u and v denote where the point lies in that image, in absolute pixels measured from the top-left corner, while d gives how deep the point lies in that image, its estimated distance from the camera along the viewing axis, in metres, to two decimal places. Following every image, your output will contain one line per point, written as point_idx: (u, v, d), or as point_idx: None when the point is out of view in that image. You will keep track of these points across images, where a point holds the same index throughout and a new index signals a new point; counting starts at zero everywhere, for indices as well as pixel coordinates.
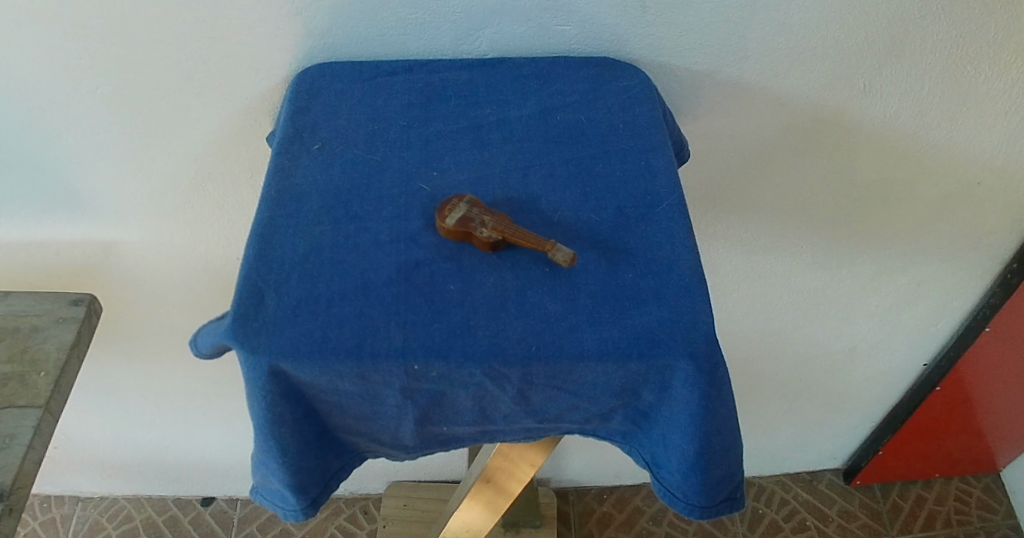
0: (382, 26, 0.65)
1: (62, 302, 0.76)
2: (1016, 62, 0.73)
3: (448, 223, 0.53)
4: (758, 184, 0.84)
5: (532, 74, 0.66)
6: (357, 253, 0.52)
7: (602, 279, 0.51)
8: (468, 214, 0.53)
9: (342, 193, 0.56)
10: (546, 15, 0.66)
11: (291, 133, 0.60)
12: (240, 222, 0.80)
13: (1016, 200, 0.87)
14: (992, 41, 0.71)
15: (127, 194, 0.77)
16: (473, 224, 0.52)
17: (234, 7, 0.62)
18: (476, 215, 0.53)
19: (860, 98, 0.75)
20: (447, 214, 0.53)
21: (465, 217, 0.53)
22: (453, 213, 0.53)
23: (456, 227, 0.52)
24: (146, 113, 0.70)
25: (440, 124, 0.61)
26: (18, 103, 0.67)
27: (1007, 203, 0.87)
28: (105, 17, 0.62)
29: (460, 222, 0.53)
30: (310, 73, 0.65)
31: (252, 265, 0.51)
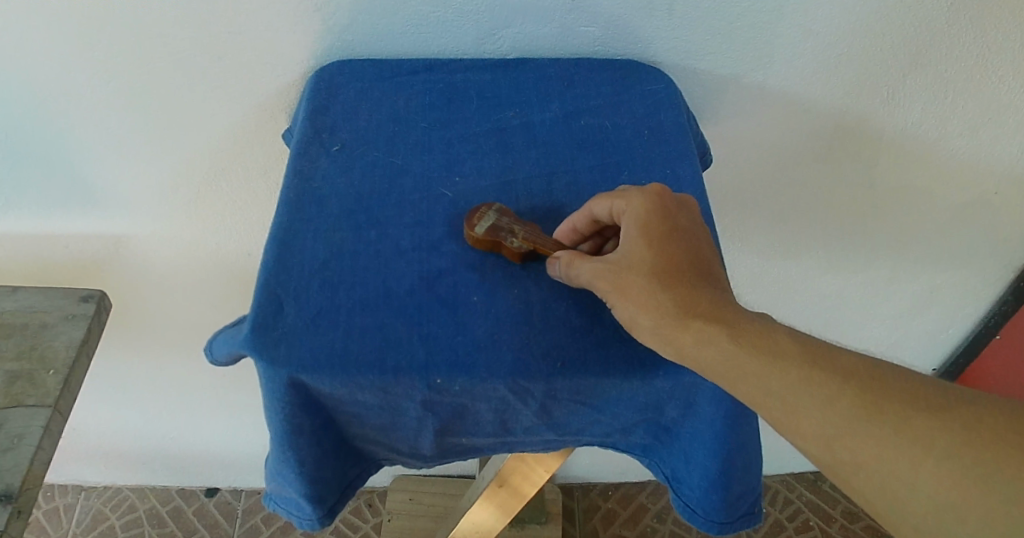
0: (405, 24, 0.64)
1: (72, 299, 0.75)
2: None
3: (477, 231, 0.51)
4: (777, 188, 0.83)
5: (555, 77, 0.64)
6: (378, 261, 0.51)
7: None
8: (497, 223, 0.51)
9: (362, 198, 0.54)
10: (571, 15, 0.65)
11: (310, 134, 0.58)
12: (254, 218, 0.79)
13: None
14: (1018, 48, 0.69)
15: (140, 187, 0.76)
16: (503, 234, 0.51)
17: (252, 4, 0.61)
18: (505, 225, 0.51)
19: (884, 105, 0.74)
20: (476, 222, 0.52)
21: (494, 226, 0.51)
22: (481, 222, 0.52)
23: (485, 235, 0.51)
24: (158, 108, 0.68)
25: (461, 127, 0.60)
26: (29, 94, 0.66)
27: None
28: (118, 11, 0.60)
29: (488, 229, 0.51)
30: (327, 71, 0.64)
31: (270, 273, 0.50)
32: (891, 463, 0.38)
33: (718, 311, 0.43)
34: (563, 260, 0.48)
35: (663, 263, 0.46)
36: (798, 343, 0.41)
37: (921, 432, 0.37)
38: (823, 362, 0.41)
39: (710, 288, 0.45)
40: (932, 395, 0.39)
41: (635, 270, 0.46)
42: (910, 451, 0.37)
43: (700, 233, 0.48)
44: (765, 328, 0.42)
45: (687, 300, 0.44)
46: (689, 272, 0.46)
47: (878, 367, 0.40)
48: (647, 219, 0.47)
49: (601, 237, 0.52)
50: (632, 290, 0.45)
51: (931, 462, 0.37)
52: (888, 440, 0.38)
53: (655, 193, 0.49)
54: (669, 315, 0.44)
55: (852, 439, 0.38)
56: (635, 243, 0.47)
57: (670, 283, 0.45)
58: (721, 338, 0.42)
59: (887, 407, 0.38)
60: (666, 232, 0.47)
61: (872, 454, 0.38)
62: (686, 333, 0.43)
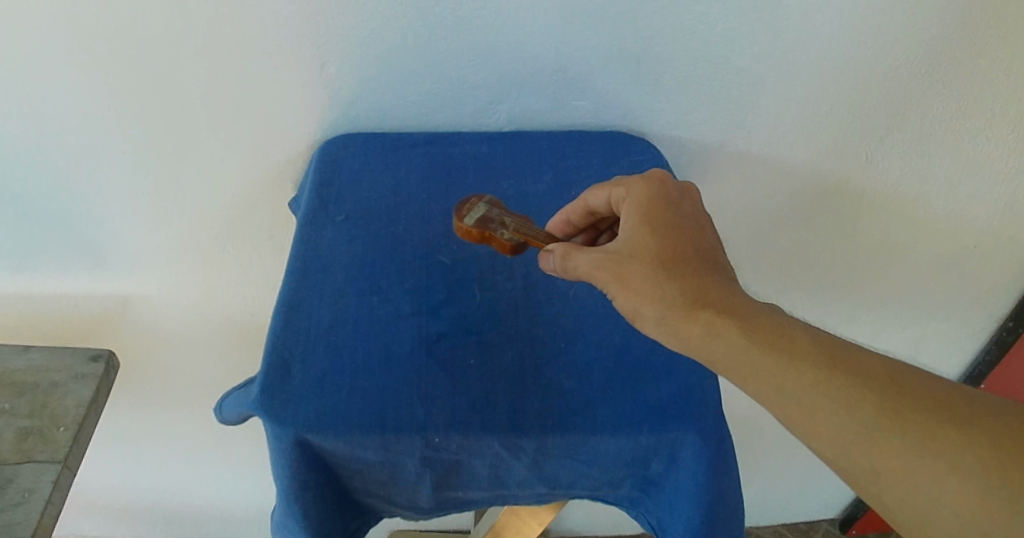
0: (406, 98, 0.68)
1: (81, 359, 0.77)
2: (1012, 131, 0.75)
3: (467, 223, 0.55)
4: (759, 248, 0.87)
5: (547, 148, 0.68)
6: (379, 325, 0.54)
7: (615, 355, 0.54)
8: (486, 216, 0.55)
9: (365, 265, 0.58)
10: (563, 91, 0.69)
11: (317, 203, 0.62)
12: (259, 279, 0.83)
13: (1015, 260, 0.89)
14: (991, 111, 0.73)
15: (151, 249, 0.79)
16: (492, 227, 0.55)
17: (265, 82, 0.65)
18: (493, 219, 0.55)
19: (865, 167, 0.78)
20: (466, 215, 0.55)
21: (483, 219, 0.55)
22: (471, 215, 0.56)
23: (476, 227, 0.54)
24: (173, 175, 0.72)
25: (459, 196, 0.64)
26: (51, 161, 0.69)
27: (1005, 263, 0.89)
28: (140, 87, 0.65)
29: (478, 222, 0.55)
30: (334, 143, 0.68)
31: (278, 337, 0.53)
32: (921, 480, 0.37)
33: (733, 305, 0.44)
34: (558, 252, 0.51)
35: (667, 252, 0.48)
36: (821, 345, 0.42)
37: (953, 447, 0.37)
38: (846, 365, 0.41)
39: (718, 278, 0.47)
40: (957, 406, 0.38)
41: (639, 256, 0.48)
42: (942, 467, 0.37)
43: (702, 222, 0.50)
44: (785, 329, 0.43)
45: (691, 290, 0.45)
46: (696, 261, 0.47)
47: (904, 376, 0.40)
48: (649, 205, 0.50)
49: (596, 229, 0.57)
50: (635, 278, 0.47)
51: (963, 480, 0.36)
52: (912, 454, 0.37)
53: (655, 183, 0.52)
54: (678, 306, 0.45)
55: (874, 450, 0.38)
56: (638, 233, 0.49)
57: (675, 274, 0.46)
58: (736, 335, 0.43)
59: (915, 418, 0.38)
60: (668, 221, 0.49)
61: (901, 470, 0.38)
62: (696, 325, 0.44)
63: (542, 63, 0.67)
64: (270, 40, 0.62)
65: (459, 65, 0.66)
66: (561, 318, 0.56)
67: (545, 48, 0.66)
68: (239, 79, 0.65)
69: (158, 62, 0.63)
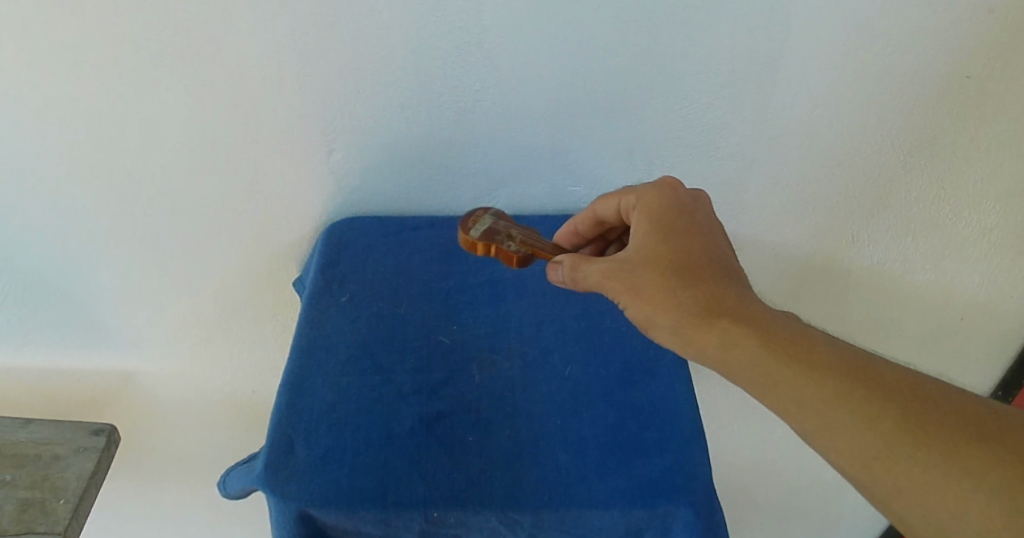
0: (410, 184, 0.72)
1: (84, 431, 0.78)
2: (994, 210, 0.78)
3: (473, 237, 0.59)
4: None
5: (543, 231, 0.72)
6: (382, 403, 0.56)
7: (610, 431, 0.56)
8: (491, 230, 0.60)
9: (368, 345, 0.60)
10: (558, 177, 0.74)
11: (322, 284, 0.65)
12: (262, 355, 0.85)
13: (1005, 332, 0.90)
14: (971, 192, 0.76)
15: (156, 328, 0.81)
16: (498, 239, 0.59)
17: (275, 171, 0.70)
18: (498, 232, 0.60)
19: (849, 246, 0.82)
20: (472, 230, 0.60)
21: (488, 233, 0.59)
22: (477, 229, 0.60)
23: (482, 239, 0.59)
24: (183, 256, 0.76)
25: (459, 279, 0.67)
26: (68, 245, 0.73)
27: (995, 336, 0.91)
28: (158, 174, 0.69)
29: (483, 235, 0.60)
30: (338, 225, 0.71)
31: (282, 414, 0.55)
32: (937, 492, 0.42)
33: (747, 315, 0.49)
34: (566, 265, 0.55)
35: (679, 259, 0.52)
36: (834, 358, 0.47)
37: (966, 463, 0.42)
38: (860, 379, 0.46)
39: (730, 285, 0.51)
40: (960, 420, 0.44)
41: (653, 265, 0.52)
42: (957, 483, 0.42)
43: (711, 229, 0.56)
44: (800, 341, 0.48)
45: (703, 297, 0.50)
46: (708, 268, 0.52)
47: (913, 389, 0.45)
48: (660, 216, 0.55)
49: (604, 240, 0.63)
50: (648, 287, 0.51)
51: (980, 496, 0.41)
52: (927, 469, 0.43)
53: (664, 193, 0.57)
54: (694, 314, 0.50)
55: (897, 468, 0.43)
56: (650, 242, 0.54)
57: (689, 282, 0.51)
58: (754, 347, 0.48)
59: (928, 434, 0.43)
60: (677, 229, 0.54)
61: (917, 482, 0.43)
62: (713, 334, 0.49)
63: (539, 151, 0.71)
64: (281, 128, 0.67)
65: (460, 153, 0.71)
66: (557, 397, 0.58)
67: (541, 138, 0.70)
68: (251, 167, 0.69)
69: (176, 154, 0.67)
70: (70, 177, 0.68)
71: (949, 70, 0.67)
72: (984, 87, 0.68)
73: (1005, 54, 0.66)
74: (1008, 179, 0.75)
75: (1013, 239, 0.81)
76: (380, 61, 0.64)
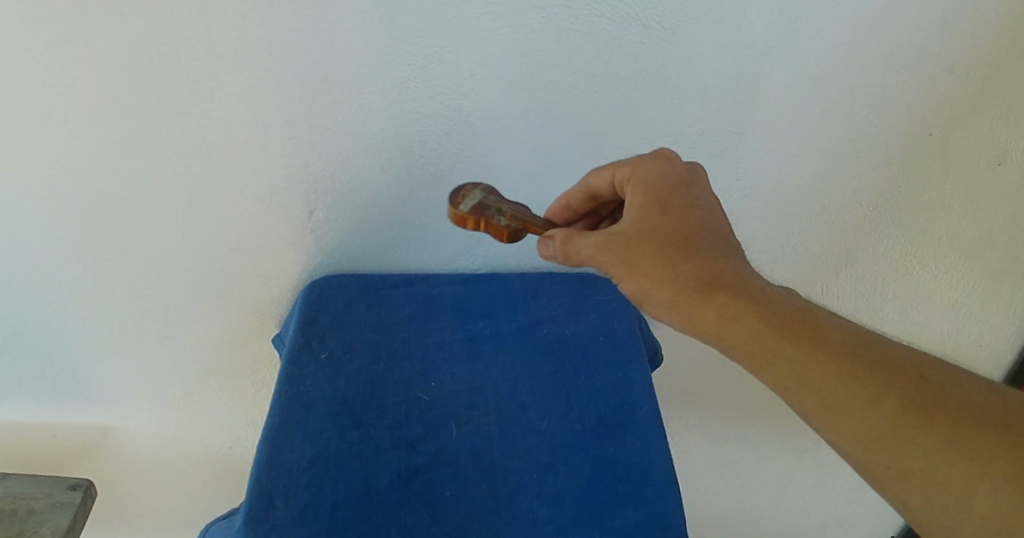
0: (390, 242, 0.73)
1: (61, 486, 0.78)
2: (961, 259, 0.80)
3: (462, 211, 0.61)
4: (722, 380, 0.92)
5: (520, 288, 0.74)
6: (360, 459, 0.57)
7: (585, 484, 0.58)
8: (480, 205, 0.61)
9: (347, 401, 0.62)
10: (534, 235, 0.75)
11: (302, 341, 0.66)
12: (242, 409, 0.85)
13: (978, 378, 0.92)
14: (938, 243, 0.79)
15: (135, 385, 0.81)
16: (488, 213, 0.61)
17: (256, 232, 0.70)
18: (487, 207, 0.62)
19: (820, 299, 0.85)
20: (461, 204, 0.62)
21: (478, 208, 0.61)
22: (466, 204, 0.62)
23: (472, 214, 0.61)
24: (159, 316, 0.75)
25: (438, 335, 0.69)
26: (46, 306, 0.72)
27: None
28: (135, 237, 0.68)
29: (473, 210, 0.61)
30: (319, 283, 0.71)
31: (263, 470, 0.56)
32: (941, 475, 0.43)
33: (747, 291, 0.50)
34: (558, 239, 0.57)
35: (676, 236, 0.54)
36: (835, 337, 0.48)
37: (970, 446, 0.43)
38: (860, 356, 0.47)
39: (727, 260, 0.53)
40: (960, 401, 0.44)
41: (648, 240, 0.54)
42: (962, 467, 0.42)
43: (708, 203, 0.57)
44: (802, 318, 0.49)
45: (700, 271, 0.52)
46: (704, 243, 0.54)
47: (915, 370, 0.46)
48: (656, 189, 0.56)
49: (596, 215, 0.65)
50: (643, 262, 0.53)
51: (985, 477, 0.42)
52: (931, 449, 0.43)
53: (660, 165, 0.58)
54: (693, 290, 0.51)
55: (900, 448, 0.44)
56: (647, 217, 0.55)
57: (685, 257, 0.52)
58: (755, 324, 0.49)
59: (929, 414, 0.44)
60: (674, 204, 0.56)
61: (923, 461, 0.43)
62: (711, 308, 0.50)
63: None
64: (262, 188, 0.67)
65: (439, 213, 0.71)
66: (533, 452, 0.60)
67: (520, 196, 0.72)
68: (232, 229, 0.69)
69: (157, 218, 0.67)
70: (49, 241, 0.68)
71: (912, 136, 0.70)
72: (947, 141, 0.71)
73: (960, 119, 0.69)
74: (970, 235, 0.78)
75: (978, 291, 0.83)
76: (362, 125, 0.64)
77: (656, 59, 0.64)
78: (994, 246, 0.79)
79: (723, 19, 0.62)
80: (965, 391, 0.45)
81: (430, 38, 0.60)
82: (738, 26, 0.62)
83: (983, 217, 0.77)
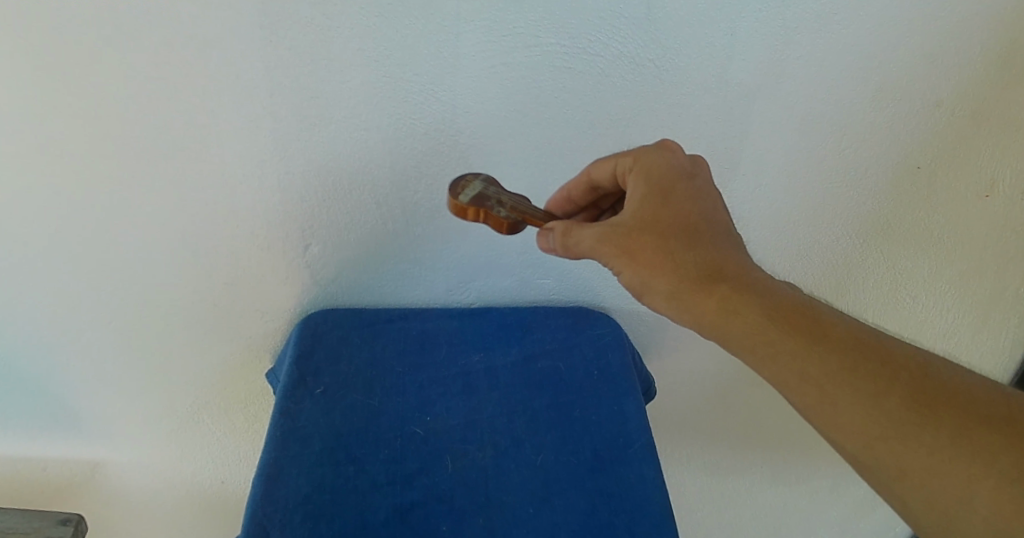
0: (387, 277, 0.73)
1: (52, 520, 0.77)
2: (949, 293, 0.81)
3: (462, 200, 0.57)
4: (715, 412, 0.92)
5: (513, 323, 0.74)
6: (356, 494, 0.57)
7: (581, 518, 0.57)
8: (481, 195, 0.58)
9: (342, 435, 0.62)
10: (528, 270, 0.75)
11: (296, 378, 0.66)
12: (234, 446, 0.84)
13: None
14: (926, 277, 0.80)
15: (126, 424, 0.80)
16: (488, 204, 0.57)
17: (248, 270, 0.69)
18: (488, 197, 0.58)
19: None
20: (460, 193, 0.58)
21: (477, 198, 0.58)
22: (465, 194, 0.59)
23: (472, 204, 0.57)
24: (150, 351, 0.74)
25: (432, 370, 0.69)
26: (36, 346, 0.72)
27: None
28: (128, 271, 0.68)
29: (474, 201, 0.58)
30: (314, 316, 0.72)
31: (258, 504, 0.55)
32: (944, 477, 0.40)
33: (749, 283, 0.48)
34: (558, 231, 0.54)
35: (676, 224, 0.51)
36: (837, 330, 0.46)
37: (973, 446, 0.40)
38: (864, 351, 0.45)
39: (729, 251, 0.51)
40: (966, 403, 0.42)
41: (648, 229, 0.51)
42: (965, 468, 0.40)
43: (714, 195, 0.54)
44: (806, 311, 0.47)
45: (701, 262, 0.50)
46: (706, 232, 0.51)
47: (919, 368, 0.44)
48: (658, 178, 0.54)
49: (597, 209, 0.63)
50: (643, 252, 0.51)
51: (987, 479, 0.39)
52: (932, 447, 0.41)
53: (664, 156, 0.56)
54: (691, 280, 0.49)
55: (900, 445, 0.42)
56: (647, 207, 0.53)
57: (686, 246, 0.50)
58: (756, 316, 0.46)
59: (932, 412, 0.42)
60: (675, 193, 0.53)
61: (923, 460, 0.41)
62: (711, 297, 0.48)
63: (512, 247, 0.73)
64: (256, 223, 0.66)
65: (433, 249, 0.71)
66: (528, 486, 0.59)
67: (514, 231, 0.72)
68: (225, 266, 0.69)
69: (151, 256, 0.67)
70: (41, 281, 0.67)
71: (899, 168, 0.70)
72: (934, 179, 0.72)
73: (947, 152, 0.70)
74: (959, 264, 0.79)
75: (968, 319, 0.84)
76: (356, 163, 0.64)
77: (649, 96, 0.63)
78: (982, 273, 0.80)
79: (713, 56, 0.62)
80: (970, 392, 0.42)
81: (428, 76, 0.60)
82: (727, 62, 0.62)
83: (971, 247, 0.77)
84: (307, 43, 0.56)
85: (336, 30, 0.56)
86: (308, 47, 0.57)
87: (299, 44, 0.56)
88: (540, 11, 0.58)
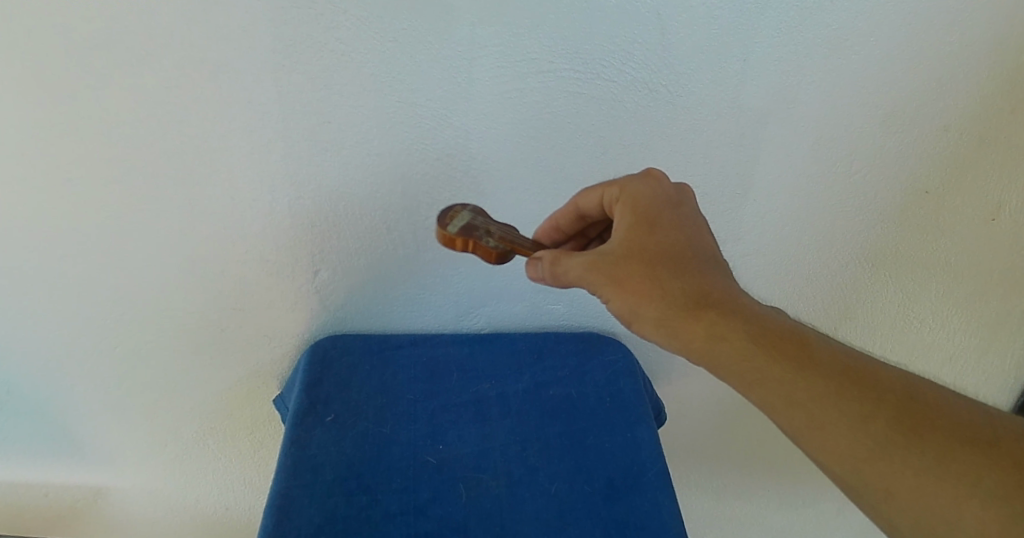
0: (391, 307, 0.70)
1: None
2: None
3: (449, 231, 0.56)
4: (728, 430, 0.88)
5: (525, 349, 0.72)
6: (406, 435, 0.63)
7: (613, 459, 0.62)
8: (469, 226, 0.56)
9: (392, 392, 0.67)
10: None
11: (306, 383, 0.66)
12: (254, 478, 0.82)
13: None
14: None
15: (141, 461, 0.78)
16: (478, 235, 0.56)
17: (262, 318, 0.68)
18: (477, 229, 0.56)
19: None
20: (448, 224, 0.56)
21: (466, 229, 0.56)
22: (453, 223, 0.57)
23: (460, 235, 0.55)
24: None
25: (443, 397, 0.67)
26: None
27: None
28: None
29: (462, 231, 0.56)
30: (321, 342, 0.70)
31: (282, 484, 0.58)
32: (930, 497, 0.39)
33: (736, 308, 0.47)
34: (547, 260, 0.52)
35: (667, 252, 0.50)
36: (825, 357, 0.44)
37: (960, 468, 0.39)
38: (851, 380, 0.43)
39: (718, 277, 0.49)
40: (954, 430, 0.41)
41: (634, 256, 0.50)
42: (950, 483, 0.39)
43: (700, 222, 0.52)
44: (795, 336, 0.46)
45: (690, 290, 0.48)
46: (694, 259, 0.50)
47: (903, 390, 0.43)
48: (644, 208, 0.52)
49: (584, 236, 0.60)
50: (629, 279, 0.49)
51: (973, 500, 0.38)
52: (918, 473, 0.40)
53: (649, 184, 0.54)
54: (681, 307, 0.47)
55: (887, 470, 0.41)
56: (635, 231, 0.51)
57: (676, 273, 0.49)
58: (744, 343, 0.45)
59: (921, 435, 0.41)
60: (662, 219, 0.51)
61: (910, 480, 0.40)
62: (699, 325, 0.46)
63: (521, 270, 0.70)
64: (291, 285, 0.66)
65: None
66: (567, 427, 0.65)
67: None
68: (237, 315, 0.68)
69: (164, 310, 0.67)
70: (55, 336, 0.67)
71: (906, 192, 0.68)
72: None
73: (957, 175, 0.67)
74: None
75: (976, 341, 0.80)
76: None
77: (695, 76, 0.59)
78: (990, 298, 0.77)
79: (720, 84, 0.59)
80: (958, 416, 0.41)
81: (441, 101, 0.58)
82: (737, 88, 0.60)
83: (974, 273, 0.75)
84: (322, 69, 0.54)
85: (347, 57, 0.54)
86: (320, 73, 0.55)
87: (313, 72, 0.55)
88: (552, 38, 0.56)
